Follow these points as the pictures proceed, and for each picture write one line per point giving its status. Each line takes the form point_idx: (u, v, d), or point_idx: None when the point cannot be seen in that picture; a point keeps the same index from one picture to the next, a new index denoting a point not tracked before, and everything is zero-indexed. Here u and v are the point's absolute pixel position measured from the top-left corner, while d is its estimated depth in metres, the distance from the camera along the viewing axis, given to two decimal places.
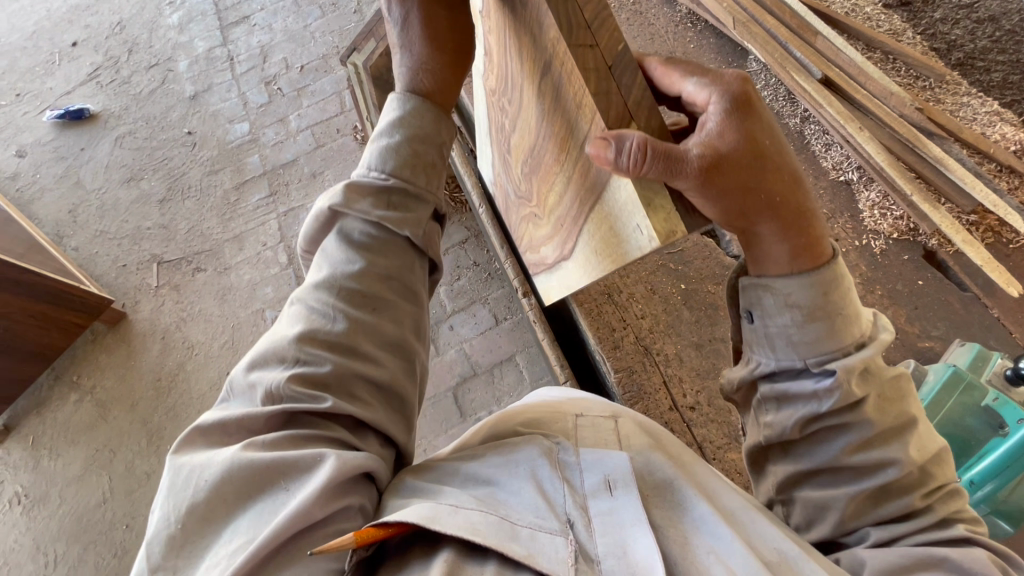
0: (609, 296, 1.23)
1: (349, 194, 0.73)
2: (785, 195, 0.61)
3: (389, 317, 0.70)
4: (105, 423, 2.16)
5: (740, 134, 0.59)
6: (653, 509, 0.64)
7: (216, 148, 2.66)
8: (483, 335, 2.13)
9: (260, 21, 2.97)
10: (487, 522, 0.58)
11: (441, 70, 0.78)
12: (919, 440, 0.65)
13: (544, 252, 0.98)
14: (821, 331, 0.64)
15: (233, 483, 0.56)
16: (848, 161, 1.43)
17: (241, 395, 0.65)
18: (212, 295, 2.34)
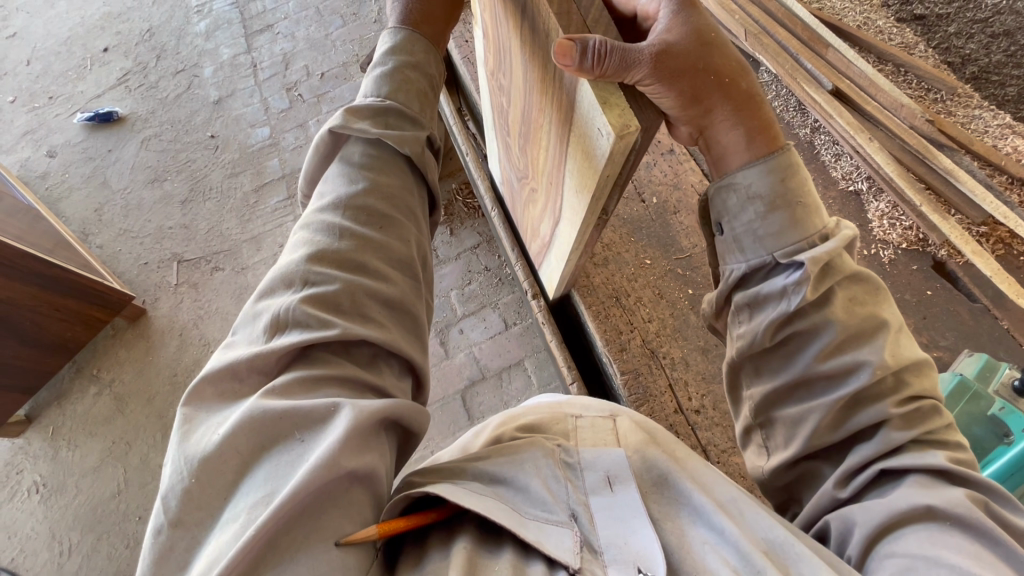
0: (617, 300, 1.25)
1: (349, 118, 0.82)
2: (731, 82, 0.70)
3: (395, 235, 0.76)
4: (122, 416, 2.21)
5: (687, 28, 0.68)
6: (652, 504, 0.67)
7: (237, 152, 2.73)
8: (493, 340, 2.15)
9: (283, 29, 3.06)
10: (500, 508, 0.60)
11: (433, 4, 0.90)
12: (893, 346, 0.69)
13: (545, 232, 1.11)
14: (784, 220, 0.70)
15: (252, 433, 0.56)
16: (858, 172, 1.42)
17: (247, 326, 0.68)
18: (229, 294, 2.40)
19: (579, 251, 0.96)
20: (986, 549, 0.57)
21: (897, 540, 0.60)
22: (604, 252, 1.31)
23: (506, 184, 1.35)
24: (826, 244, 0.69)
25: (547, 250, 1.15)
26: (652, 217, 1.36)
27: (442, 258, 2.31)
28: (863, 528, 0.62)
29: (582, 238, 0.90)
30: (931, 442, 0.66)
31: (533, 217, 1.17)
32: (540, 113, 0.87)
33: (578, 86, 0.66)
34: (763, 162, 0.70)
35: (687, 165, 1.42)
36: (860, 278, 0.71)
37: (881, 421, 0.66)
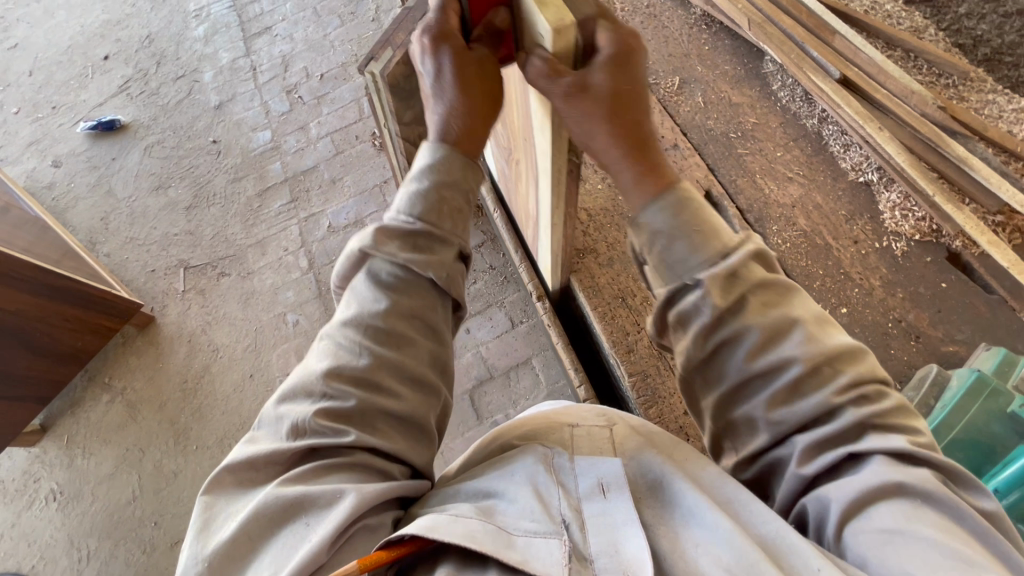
0: (623, 301, 1.22)
1: (379, 238, 0.84)
2: (631, 123, 0.78)
3: (411, 354, 0.79)
4: (135, 423, 2.23)
5: (610, 73, 0.76)
6: (645, 508, 0.68)
7: (240, 156, 2.73)
8: (499, 339, 2.15)
9: (282, 31, 3.05)
10: (485, 531, 0.61)
11: (472, 113, 0.85)
12: (815, 336, 0.71)
13: (532, 208, 1.17)
14: (684, 247, 0.75)
15: (264, 517, 0.65)
16: (868, 162, 1.40)
17: (275, 428, 0.74)
18: (236, 300, 2.41)
19: (560, 212, 1.02)
20: (954, 522, 0.60)
21: (870, 515, 0.62)
22: (607, 252, 1.28)
23: (500, 173, 1.38)
24: (724, 262, 0.73)
25: (537, 226, 1.19)
26: None
27: None
28: (839, 504, 0.63)
29: (559, 187, 0.96)
30: (893, 426, 0.66)
31: (523, 196, 1.24)
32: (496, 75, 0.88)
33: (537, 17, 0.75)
34: (656, 201, 0.77)
35: (693, 160, 1.42)
36: (773, 282, 0.74)
37: (824, 408, 0.68)
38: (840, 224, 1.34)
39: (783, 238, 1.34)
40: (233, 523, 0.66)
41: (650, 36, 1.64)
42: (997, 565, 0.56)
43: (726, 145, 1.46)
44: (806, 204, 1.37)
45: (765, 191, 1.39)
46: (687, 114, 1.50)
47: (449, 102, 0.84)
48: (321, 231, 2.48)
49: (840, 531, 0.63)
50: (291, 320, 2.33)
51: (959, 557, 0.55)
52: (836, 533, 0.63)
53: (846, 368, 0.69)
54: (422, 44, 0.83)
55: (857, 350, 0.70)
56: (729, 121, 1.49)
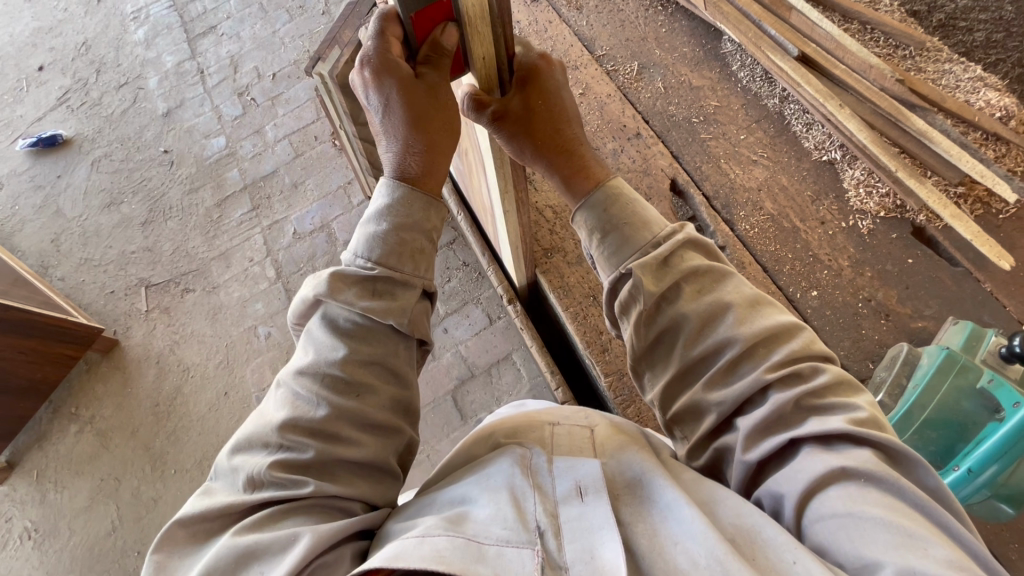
0: (595, 299, 1.15)
1: (334, 283, 0.77)
2: (552, 134, 0.80)
3: (372, 399, 0.75)
4: (107, 452, 2.15)
5: (525, 92, 0.79)
6: (623, 506, 0.66)
7: (194, 165, 2.61)
8: (478, 336, 2.12)
9: (227, 30, 2.91)
10: (453, 548, 0.56)
11: (427, 150, 0.81)
12: (749, 318, 0.66)
13: (486, 199, 1.03)
14: (618, 241, 0.74)
15: (220, 567, 0.62)
16: (830, 141, 1.39)
17: (232, 481, 0.71)
18: (203, 315, 2.32)
19: (509, 192, 0.90)
20: (900, 500, 0.54)
21: (821, 505, 0.56)
22: (575, 250, 1.21)
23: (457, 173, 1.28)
24: (656, 250, 0.71)
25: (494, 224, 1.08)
26: None
27: None
28: (791, 499, 0.58)
29: (504, 166, 0.85)
30: (832, 404, 0.60)
31: (474, 192, 1.15)
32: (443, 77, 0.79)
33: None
34: (585, 204, 0.78)
35: (656, 148, 1.40)
36: (705, 269, 0.70)
37: (762, 386, 0.62)
38: (806, 205, 1.33)
39: (751, 224, 1.32)
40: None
41: (605, 20, 1.59)
42: (946, 544, 0.51)
43: (688, 131, 1.43)
44: (771, 185, 1.36)
45: (730, 175, 1.37)
46: (649, 101, 1.47)
47: (403, 139, 0.80)
48: (286, 238, 2.41)
49: (799, 527, 0.58)
50: (262, 333, 2.26)
51: (901, 533, 0.51)
52: (796, 532, 0.58)
53: (779, 346, 0.64)
54: (365, 79, 0.79)
55: (791, 326, 0.65)
56: (690, 106, 1.46)
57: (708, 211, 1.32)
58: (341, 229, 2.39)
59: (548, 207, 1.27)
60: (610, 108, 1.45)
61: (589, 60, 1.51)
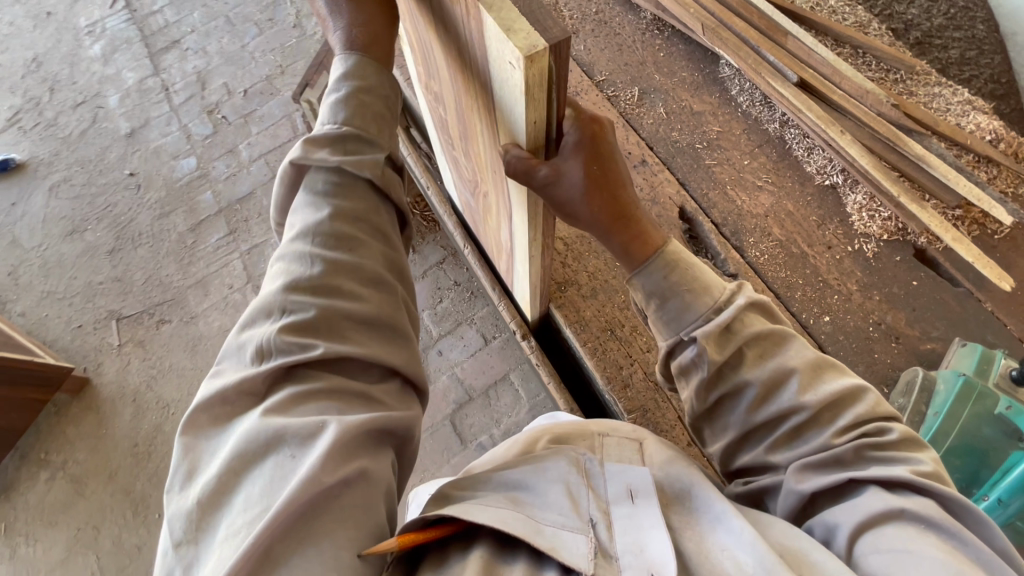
0: (612, 332, 1.06)
1: (309, 147, 0.73)
2: (614, 203, 0.62)
3: (368, 254, 0.70)
4: (83, 499, 2.02)
5: (582, 159, 0.58)
6: (671, 512, 0.65)
7: (163, 188, 2.49)
8: (474, 357, 2.09)
9: (192, 44, 2.77)
10: (517, 517, 0.58)
11: (375, 20, 0.74)
12: (811, 380, 0.63)
13: (504, 240, 0.92)
14: (680, 305, 0.68)
15: (250, 448, 0.56)
16: (831, 164, 1.16)
17: (240, 358, 0.64)
18: (181, 348, 2.21)
19: (537, 243, 0.78)
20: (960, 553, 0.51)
21: (877, 535, 0.54)
22: (589, 282, 1.10)
23: (461, 206, 1.17)
24: (719, 316, 0.65)
25: (512, 265, 0.98)
26: None
27: None
28: (847, 528, 0.55)
29: (537, 222, 0.72)
30: (891, 456, 0.58)
31: (488, 234, 1.04)
32: (468, 100, 0.67)
33: (480, 27, 0.48)
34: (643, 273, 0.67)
35: (663, 176, 1.18)
36: (767, 332, 0.66)
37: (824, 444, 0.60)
38: None
39: (762, 251, 1.11)
40: (216, 462, 0.56)
41: None
42: None
43: (691, 157, 1.20)
44: (778, 213, 1.13)
45: None
46: None
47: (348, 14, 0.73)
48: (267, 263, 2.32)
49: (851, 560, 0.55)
50: None
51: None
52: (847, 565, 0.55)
53: (846, 410, 0.62)
54: None
55: (857, 389, 0.62)
56: (693, 130, 1.22)
57: (718, 239, 1.12)
58: None
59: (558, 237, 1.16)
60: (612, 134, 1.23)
61: (588, 84, 1.27)
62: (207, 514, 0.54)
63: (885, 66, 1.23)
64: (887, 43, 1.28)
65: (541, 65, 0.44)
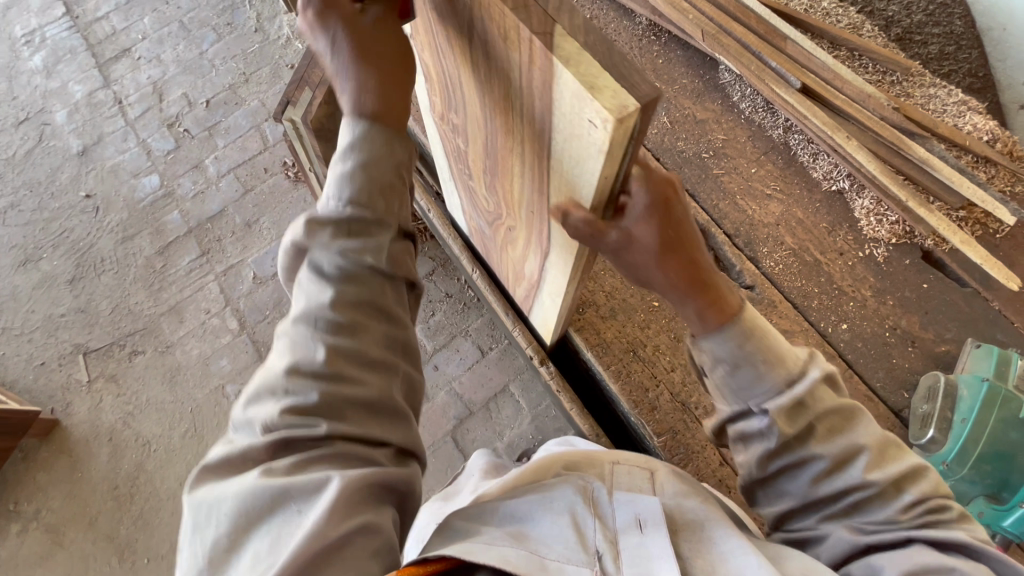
0: (635, 352, 1.04)
1: (312, 227, 0.67)
2: (688, 264, 0.61)
3: (375, 339, 0.65)
4: (61, 549, 1.89)
5: (653, 222, 0.58)
6: (682, 542, 0.65)
7: (125, 210, 2.33)
8: (472, 371, 2.04)
9: (144, 53, 2.59)
10: (520, 555, 0.56)
11: (385, 80, 0.65)
12: (879, 459, 0.61)
13: (528, 272, 0.89)
14: (755, 375, 0.63)
15: (255, 507, 0.54)
16: (836, 169, 1.16)
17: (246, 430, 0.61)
18: (158, 380, 2.09)
19: (575, 281, 0.75)
20: None
21: None
22: (608, 302, 1.08)
23: (470, 231, 1.13)
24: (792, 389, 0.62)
25: (534, 296, 0.96)
26: None
27: None
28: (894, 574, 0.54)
29: (578, 262, 0.70)
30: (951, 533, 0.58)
31: (503, 262, 1.01)
32: (509, 139, 0.63)
33: (552, 79, 0.46)
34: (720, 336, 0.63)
35: None
36: (837, 407, 0.63)
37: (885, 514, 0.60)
38: None
39: (776, 261, 1.11)
40: (222, 523, 0.55)
41: None
42: None
43: (698, 167, 1.18)
44: (789, 220, 1.13)
45: None
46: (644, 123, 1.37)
47: (353, 78, 0.64)
48: (245, 284, 2.20)
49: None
50: (232, 393, 2.06)
51: None
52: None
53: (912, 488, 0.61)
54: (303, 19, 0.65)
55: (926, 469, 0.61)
56: (698, 140, 1.20)
57: (732, 250, 1.11)
58: None
59: None
60: None
61: None
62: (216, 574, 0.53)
63: (880, 68, 1.25)
64: (880, 45, 1.29)
65: (627, 127, 0.43)
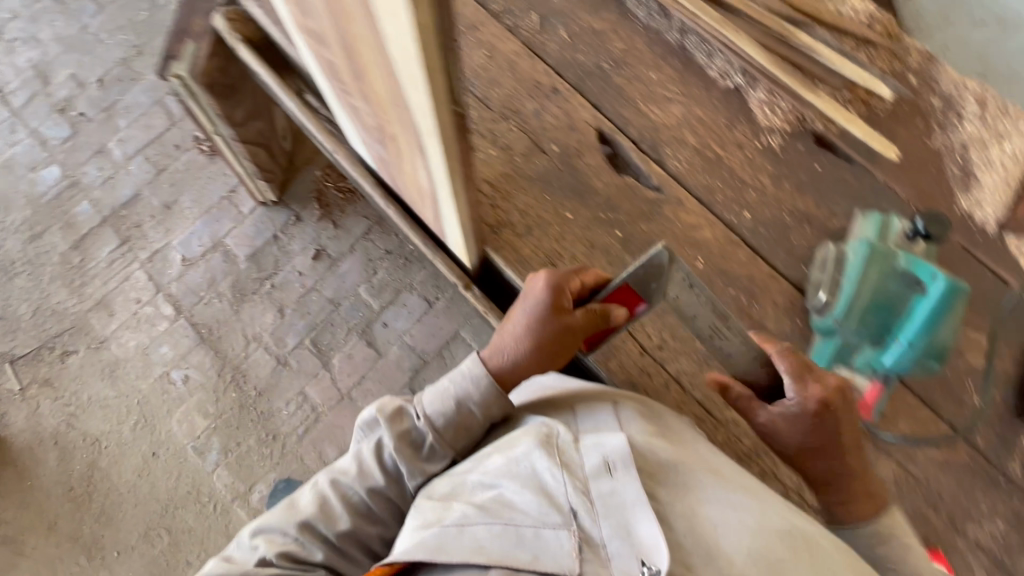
0: (551, 263, 1.08)
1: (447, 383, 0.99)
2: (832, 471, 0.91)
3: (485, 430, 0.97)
4: (25, 558, 1.84)
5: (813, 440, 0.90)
6: (654, 484, 0.79)
7: (28, 207, 2.17)
8: (421, 322, 2.05)
9: (18, 34, 2.36)
10: (491, 538, 0.73)
11: (527, 362, 0.97)
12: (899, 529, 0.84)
13: (424, 183, 0.87)
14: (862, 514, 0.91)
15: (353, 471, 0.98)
16: (731, 66, 1.19)
17: (306, 555, 0.91)
18: (98, 377, 2.01)
19: (457, 172, 0.74)
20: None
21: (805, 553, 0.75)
22: (523, 220, 1.10)
23: (375, 160, 1.10)
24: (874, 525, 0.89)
25: (439, 210, 0.95)
26: (559, 169, 1.13)
27: (335, 256, 2.12)
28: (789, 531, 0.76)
29: (450, 153, 0.69)
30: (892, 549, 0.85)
31: (407, 182, 0.99)
32: (349, 21, 0.62)
33: None
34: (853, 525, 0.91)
35: (576, 101, 1.17)
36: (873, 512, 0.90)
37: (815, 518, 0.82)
38: None
39: (680, 160, 1.14)
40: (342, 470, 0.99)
41: None
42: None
43: (600, 79, 1.19)
44: (690, 120, 1.16)
45: None
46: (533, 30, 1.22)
47: (521, 330, 0.97)
48: (174, 268, 2.12)
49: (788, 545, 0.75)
50: (178, 378, 2.01)
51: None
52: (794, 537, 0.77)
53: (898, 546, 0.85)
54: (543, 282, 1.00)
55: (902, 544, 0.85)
56: (598, 50, 1.20)
57: (639, 155, 1.14)
58: (238, 243, 2.14)
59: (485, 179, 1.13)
60: (518, 66, 1.19)
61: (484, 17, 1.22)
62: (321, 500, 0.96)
63: None
64: None
65: None
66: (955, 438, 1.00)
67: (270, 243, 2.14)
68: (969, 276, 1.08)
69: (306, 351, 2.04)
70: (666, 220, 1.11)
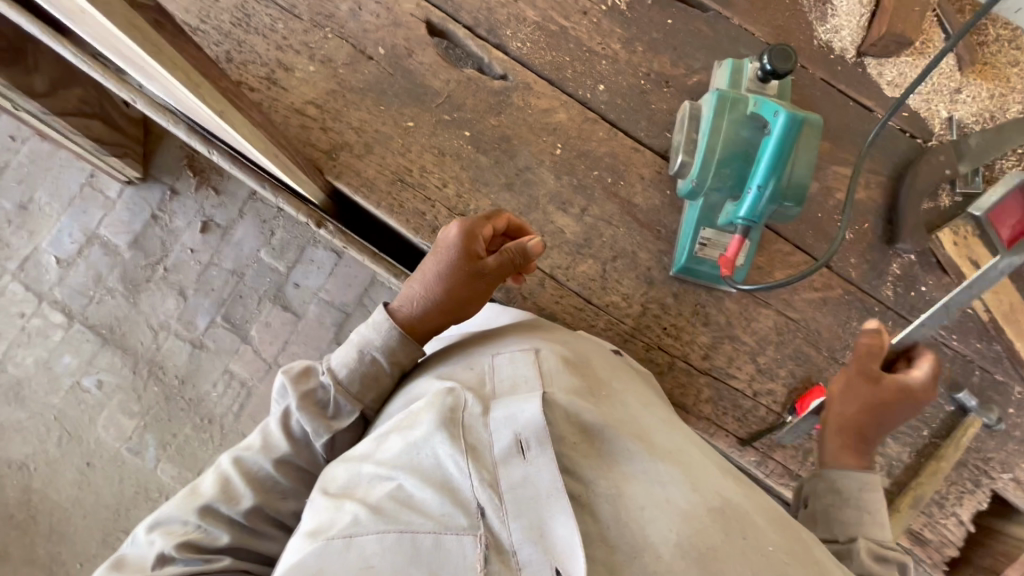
0: (401, 181, 1.00)
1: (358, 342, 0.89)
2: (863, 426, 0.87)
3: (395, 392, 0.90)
4: None
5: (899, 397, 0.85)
6: (580, 460, 0.67)
7: None
8: (334, 275, 1.95)
9: None
10: (382, 553, 0.60)
11: (433, 311, 0.89)
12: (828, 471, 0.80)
13: (186, 99, 0.77)
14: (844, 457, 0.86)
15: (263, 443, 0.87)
16: None
17: (209, 541, 0.79)
18: (4, 400, 1.89)
19: (190, 77, 0.65)
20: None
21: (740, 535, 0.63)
22: (360, 138, 1.01)
23: (164, 96, 0.96)
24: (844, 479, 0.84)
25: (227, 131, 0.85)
26: (390, 74, 1.02)
27: (225, 224, 1.96)
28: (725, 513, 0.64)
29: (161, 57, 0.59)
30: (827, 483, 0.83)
31: (191, 109, 0.88)
32: None
33: None
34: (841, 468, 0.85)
35: None
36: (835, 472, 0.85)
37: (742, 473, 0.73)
38: None
39: (522, 40, 1.03)
40: (250, 445, 0.87)
41: None
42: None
43: None
44: None
45: None
46: None
47: (428, 277, 0.88)
48: (51, 271, 1.94)
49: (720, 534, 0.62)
50: (90, 385, 1.90)
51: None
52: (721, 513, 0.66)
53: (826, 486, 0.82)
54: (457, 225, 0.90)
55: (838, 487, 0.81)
56: None
57: (477, 43, 1.03)
58: (114, 231, 1.96)
59: (309, 102, 1.02)
60: None
61: None
62: (227, 479, 0.84)
63: None
64: None
65: None
66: (827, 274, 1.04)
67: (149, 225, 1.96)
68: (823, 110, 1.06)
69: (220, 329, 1.93)
70: (515, 109, 1.02)
